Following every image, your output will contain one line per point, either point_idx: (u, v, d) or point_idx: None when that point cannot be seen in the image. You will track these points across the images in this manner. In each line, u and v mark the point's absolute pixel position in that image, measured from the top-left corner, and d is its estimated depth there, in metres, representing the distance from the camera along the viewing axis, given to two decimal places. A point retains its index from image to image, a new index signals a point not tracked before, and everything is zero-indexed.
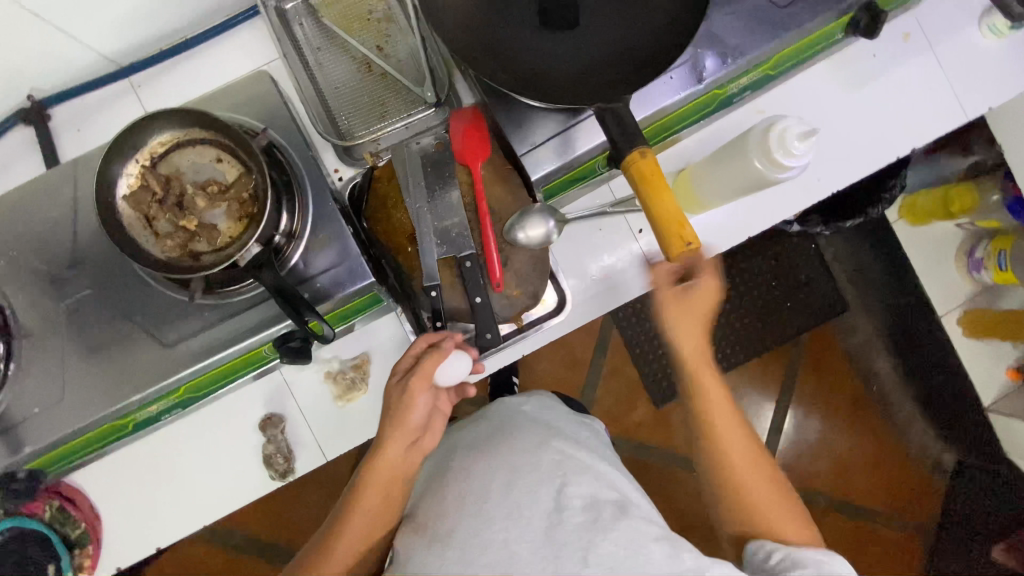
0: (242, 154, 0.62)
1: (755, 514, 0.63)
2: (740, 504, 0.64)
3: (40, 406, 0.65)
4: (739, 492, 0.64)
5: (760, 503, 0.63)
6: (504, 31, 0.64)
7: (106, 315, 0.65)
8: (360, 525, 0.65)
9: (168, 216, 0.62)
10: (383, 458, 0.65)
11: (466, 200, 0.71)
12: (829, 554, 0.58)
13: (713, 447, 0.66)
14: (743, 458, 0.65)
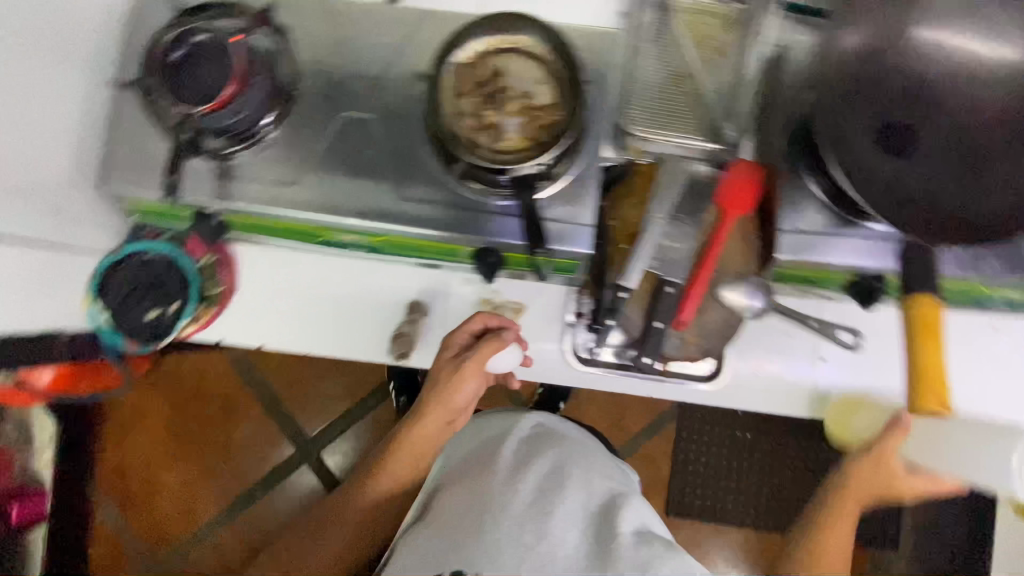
0: (564, 88, 0.65)
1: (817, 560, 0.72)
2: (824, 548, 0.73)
3: (270, 178, 0.70)
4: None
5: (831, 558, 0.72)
6: (855, 122, 0.64)
7: (368, 141, 0.70)
8: (401, 465, 0.80)
9: (476, 100, 0.66)
10: (400, 466, 0.80)
11: (702, 237, 0.71)
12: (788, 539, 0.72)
13: (846, 516, 0.73)
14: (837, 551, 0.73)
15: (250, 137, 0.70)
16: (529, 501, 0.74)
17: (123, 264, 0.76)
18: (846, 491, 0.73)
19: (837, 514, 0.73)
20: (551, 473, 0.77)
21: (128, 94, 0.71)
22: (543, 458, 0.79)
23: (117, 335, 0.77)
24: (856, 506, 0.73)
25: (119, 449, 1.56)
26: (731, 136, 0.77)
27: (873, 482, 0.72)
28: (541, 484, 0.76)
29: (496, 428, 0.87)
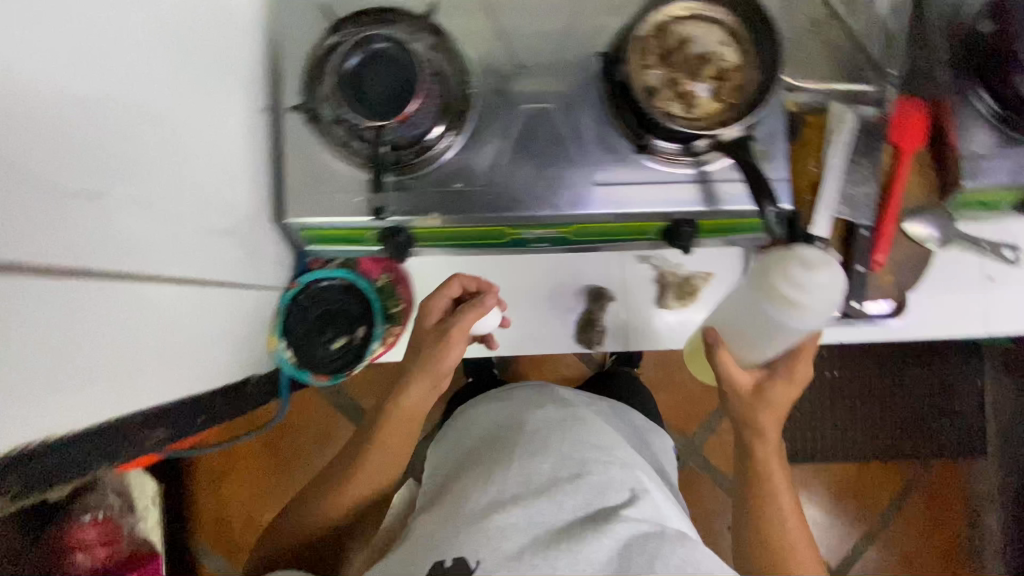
0: (750, 48, 0.66)
1: (757, 511, 0.65)
2: (768, 509, 0.64)
3: (462, 183, 0.69)
4: (776, 503, 0.64)
5: (790, 530, 0.64)
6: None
7: (551, 133, 0.69)
8: (399, 448, 0.75)
9: (664, 70, 0.65)
10: (385, 443, 0.74)
11: (881, 178, 0.74)
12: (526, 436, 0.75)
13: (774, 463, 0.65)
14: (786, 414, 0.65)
15: (433, 146, 0.68)
16: (539, 486, 0.70)
17: (302, 297, 0.75)
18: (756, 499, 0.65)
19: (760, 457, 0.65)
20: (568, 466, 0.72)
21: (289, 117, 0.68)
22: (559, 448, 0.74)
23: (303, 370, 0.75)
24: (763, 471, 0.65)
25: (215, 496, 1.50)
26: (893, 73, 0.77)
27: (773, 427, 0.64)
28: (558, 473, 0.71)
29: (509, 415, 0.83)
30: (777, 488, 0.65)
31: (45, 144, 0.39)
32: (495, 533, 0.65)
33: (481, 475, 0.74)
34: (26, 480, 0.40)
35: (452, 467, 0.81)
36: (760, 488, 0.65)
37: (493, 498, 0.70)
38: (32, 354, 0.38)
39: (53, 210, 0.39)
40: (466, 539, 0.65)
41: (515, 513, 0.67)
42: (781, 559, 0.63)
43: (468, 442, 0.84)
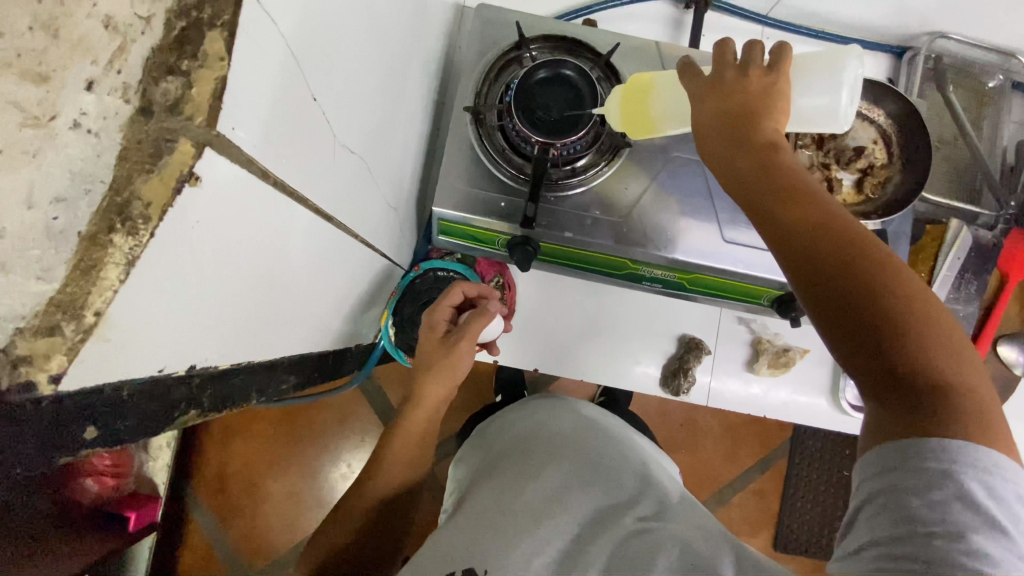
0: (897, 151, 0.70)
1: (883, 340, 0.40)
2: (885, 350, 0.40)
3: (599, 210, 0.72)
4: (881, 267, 0.42)
5: (928, 365, 0.39)
6: None
7: (696, 184, 0.72)
8: (410, 452, 0.73)
9: (816, 153, 0.69)
10: (400, 446, 0.73)
11: (984, 299, 0.78)
12: (550, 442, 0.73)
13: (881, 326, 0.40)
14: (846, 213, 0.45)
15: (582, 171, 0.71)
16: (550, 494, 0.64)
17: (416, 281, 0.77)
18: (878, 333, 0.40)
19: (872, 312, 0.41)
20: (582, 473, 0.67)
21: (457, 113, 0.72)
22: (572, 460, 0.69)
23: (400, 350, 0.77)
24: (897, 318, 0.40)
25: (221, 450, 1.47)
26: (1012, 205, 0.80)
27: (907, 274, 0.42)
28: (568, 481, 0.66)
29: (529, 421, 0.79)
30: (919, 318, 0.40)
31: (350, 102, 0.41)
32: (518, 547, 0.59)
33: (497, 482, 0.68)
34: (216, 398, 0.40)
35: (467, 485, 0.75)
36: (869, 334, 0.41)
37: (506, 507, 0.64)
38: (277, 283, 0.40)
39: (341, 165, 0.41)
40: (482, 549, 0.60)
41: (528, 524, 0.61)
42: (937, 340, 0.40)
43: (480, 454, 0.79)
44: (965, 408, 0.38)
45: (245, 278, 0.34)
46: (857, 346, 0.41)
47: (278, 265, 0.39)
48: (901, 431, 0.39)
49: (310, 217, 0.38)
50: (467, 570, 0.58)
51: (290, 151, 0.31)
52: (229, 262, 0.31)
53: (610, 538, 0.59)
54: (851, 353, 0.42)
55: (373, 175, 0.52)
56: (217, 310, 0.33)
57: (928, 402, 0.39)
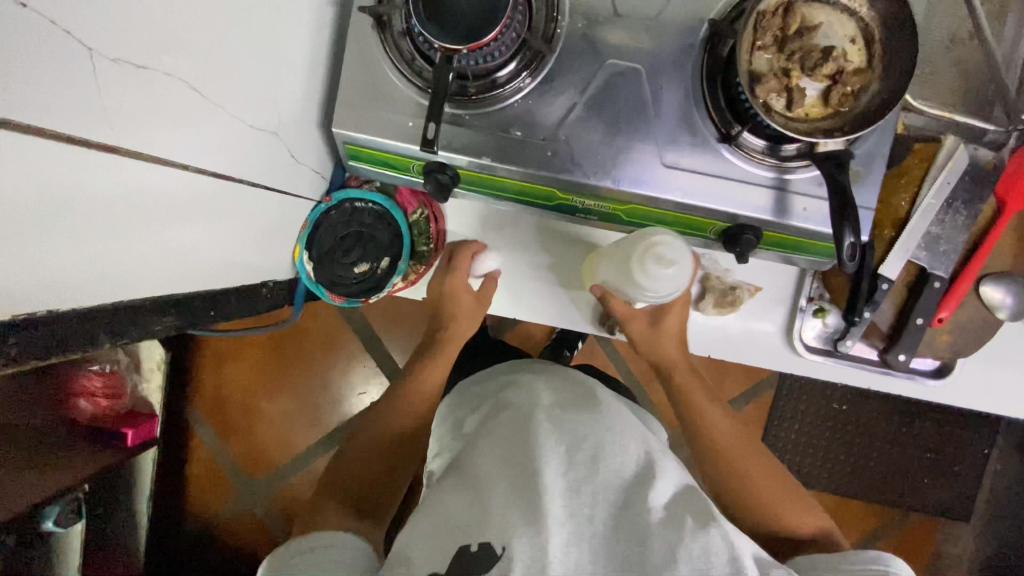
0: (879, 52, 0.57)
1: (733, 483, 0.69)
2: (734, 486, 0.69)
3: (522, 131, 0.64)
4: (721, 443, 0.71)
5: (757, 484, 0.68)
6: None
7: (635, 98, 0.62)
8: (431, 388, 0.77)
9: (776, 56, 0.58)
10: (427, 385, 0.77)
11: (973, 231, 0.67)
12: (549, 407, 0.65)
13: (727, 473, 0.69)
14: (722, 423, 0.72)
15: (500, 84, 0.62)
16: (558, 472, 0.58)
17: (332, 214, 0.72)
18: (728, 478, 0.69)
19: (727, 463, 0.70)
20: (585, 446, 0.60)
21: (357, 17, 0.62)
22: (573, 424, 0.62)
23: (321, 286, 0.73)
24: (737, 476, 0.69)
25: (215, 372, 1.54)
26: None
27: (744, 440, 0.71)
28: (575, 458, 0.59)
29: (520, 380, 0.72)
30: (749, 469, 0.69)
31: (125, 9, 0.34)
32: (530, 524, 0.53)
33: (493, 448, 0.62)
34: (35, 345, 0.39)
35: (452, 451, 0.68)
36: (719, 478, 0.70)
37: (510, 480, 0.58)
38: (62, 228, 0.37)
39: (115, 86, 0.36)
40: (491, 519, 0.54)
41: (535, 499, 0.55)
42: (781, 508, 0.66)
43: (463, 415, 0.72)
44: (761, 508, 0.67)
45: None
46: (717, 481, 0.70)
47: (52, 204, 0.35)
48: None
49: (72, 148, 0.34)
50: (485, 544, 0.53)
51: None
52: None
53: (621, 519, 0.56)
54: (710, 479, 0.71)
55: (209, 95, 0.45)
56: None
57: (738, 508, 0.68)
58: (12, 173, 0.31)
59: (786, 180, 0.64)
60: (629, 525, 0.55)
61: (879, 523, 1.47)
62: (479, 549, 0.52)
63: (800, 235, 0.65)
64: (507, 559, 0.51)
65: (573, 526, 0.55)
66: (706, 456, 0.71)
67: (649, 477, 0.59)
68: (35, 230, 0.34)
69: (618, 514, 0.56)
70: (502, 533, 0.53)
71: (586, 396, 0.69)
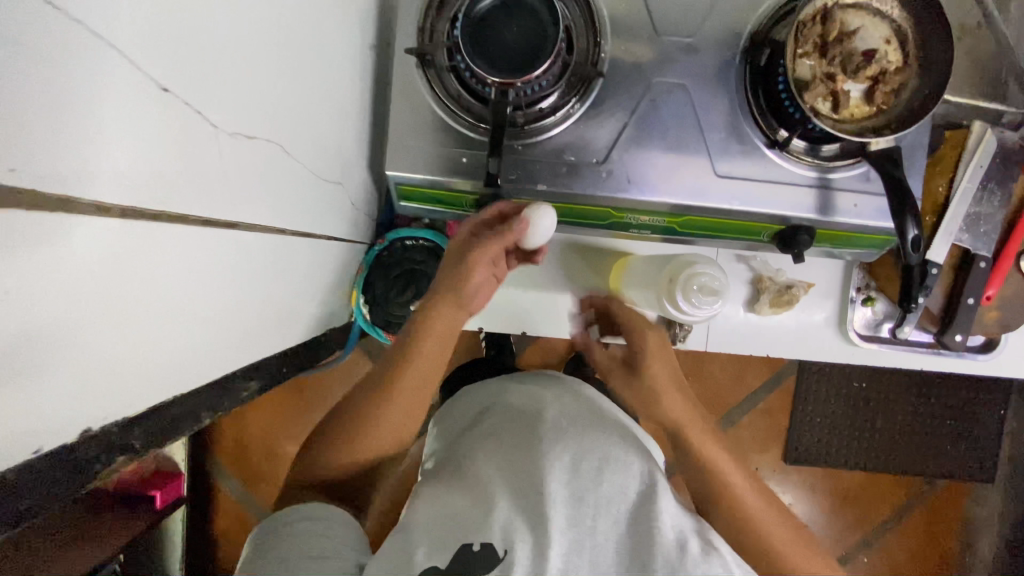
0: (915, 49, 0.59)
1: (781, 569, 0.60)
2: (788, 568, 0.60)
3: (574, 156, 0.64)
4: (730, 493, 0.62)
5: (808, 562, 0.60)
6: None
7: (682, 114, 0.64)
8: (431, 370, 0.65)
9: (817, 63, 0.60)
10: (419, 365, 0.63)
11: (1009, 209, 0.69)
12: (552, 416, 0.65)
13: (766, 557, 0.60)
14: (708, 434, 0.65)
15: (548, 110, 0.62)
16: (561, 484, 0.58)
17: (383, 253, 0.72)
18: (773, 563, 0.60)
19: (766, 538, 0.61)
20: (591, 457, 0.60)
21: (401, 58, 0.62)
22: (580, 435, 0.63)
23: (377, 327, 0.73)
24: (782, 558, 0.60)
25: (235, 421, 1.49)
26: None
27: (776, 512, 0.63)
28: (580, 469, 0.59)
29: (523, 387, 0.72)
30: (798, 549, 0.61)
31: (237, 83, 0.34)
32: (533, 531, 0.55)
33: (495, 454, 0.63)
34: (152, 436, 0.37)
35: (450, 448, 0.69)
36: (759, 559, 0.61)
37: (514, 487, 0.59)
38: (181, 312, 0.35)
39: (236, 161, 0.35)
40: (494, 520, 0.55)
41: (539, 506, 0.56)
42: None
43: (466, 416, 0.72)
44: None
45: (129, 318, 0.30)
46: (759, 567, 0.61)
47: (180, 288, 0.34)
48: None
49: (196, 228, 0.33)
50: (486, 546, 0.54)
51: (131, 166, 0.26)
52: (74, 311, 0.25)
53: (619, 530, 0.56)
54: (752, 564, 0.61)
55: (293, 154, 0.45)
56: (98, 363, 0.28)
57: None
58: (149, 267, 0.30)
59: (835, 178, 0.65)
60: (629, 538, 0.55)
61: (910, 494, 1.51)
62: (483, 548, 0.53)
63: (855, 230, 0.66)
64: (507, 562, 0.53)
65: (570, 531, 0.55)
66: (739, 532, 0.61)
67: (651, 482, 0.59)
68: (165, 315, 0.33)
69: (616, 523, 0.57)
70: (504, 535, 0.54)
71: (589, 403, 0.69)
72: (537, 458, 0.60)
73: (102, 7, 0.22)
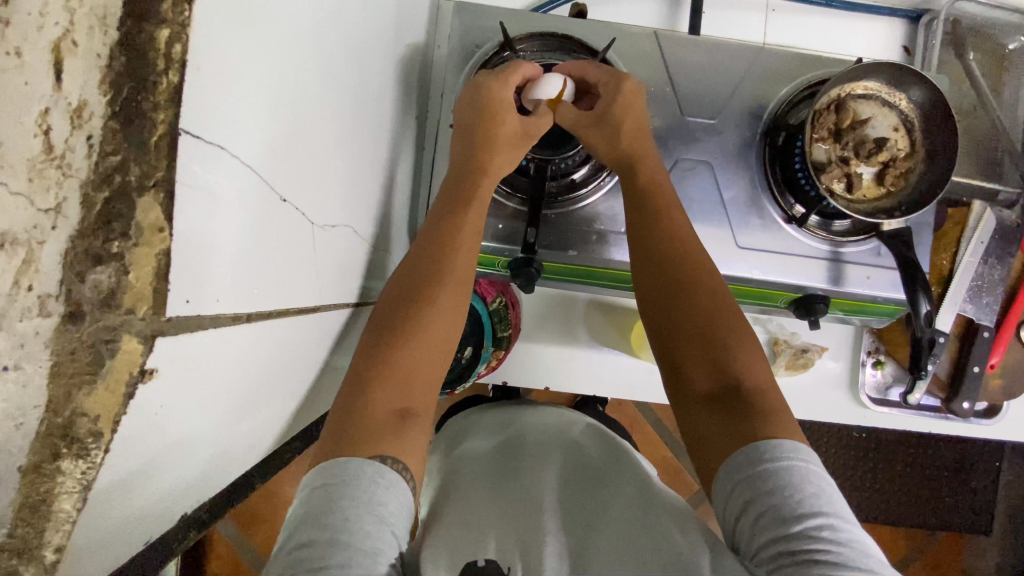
0: (921, 137, 0.65)
1: (753, 423, 0.47)
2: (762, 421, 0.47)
3: (603, 225, 0.67)
4: (734, 378, 0.51)
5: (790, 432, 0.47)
6: None
7: (706, 188, 0.68)
8: (450, 319, 0.53)
9: (833, 146, 0.64)
10: (441, 311, 0.53)
11: (1008, 282, 0.74)
12: (545, 442, 0.68)
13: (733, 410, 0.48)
14: (717, 315, 0.53)
15: (577, 186, 0.67)
16: (548, 498, 0.58)
17: None
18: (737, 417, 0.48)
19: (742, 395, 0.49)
20: (581, 478, 0.62)
21: (442, 129, 0.66)
22: (571, 460, 0.64)
23: None
24: (758, 410, 0.48)
25: None
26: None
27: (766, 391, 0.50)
28: (569, 487, 0.60)
29: (516, 421, 0.74)
30: (775, 411, 0.48)
31: (324, 181, 0.36)
32: (527, 547, 0.53)
33: (482, 475, 0.63)
34: (215, 509, 0.37)
35: (439, 476, 0.67)
36: (729, 417, 0.48)
37: (504, 508, 0.58)
38: (264, 392, 0.37)
39: (321, 251, 0.38)
40: (489, 540, 0.54)
41: (530, 522, 0.55)
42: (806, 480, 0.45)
43: (455, 442, 0.72)
44: (773, 424, 0.47)
45: (230, 406, 0.31)
46: (724, 428, 0.48)
47: (268, 374, 0.36)
48: (732, 450, 0.47)
49: (292, 316, 0.35)
50: (491, 561, 0.51)
51: (251, 270, 0.27)
52: (220, 379, 0.28)
53: (610, 541, 0.53)
54: (714, 436, 0.49)
55: (356, 229, 0.47)
56: (200, 453, 0.30)
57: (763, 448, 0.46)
58: (274, 334, 0.33)
59: (849, 252, 0.69)
60: (625, 547, 0.52)
61: (910, 546, 1.51)
62: (487, 564, 0.51)
63: (868, 301, 0.70)
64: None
65: (557, 550, 0.53)
66: (710, 403, 0.50)
67: (640, 495, 0.58)
68: (255, 400, 0.35)
69: (604, 533, 0.54)
70: (502, 555, 0.52)
71: (578, 431, 0.71)
72: (528, 480, 0.61)
73: (248, 145, 0.25)
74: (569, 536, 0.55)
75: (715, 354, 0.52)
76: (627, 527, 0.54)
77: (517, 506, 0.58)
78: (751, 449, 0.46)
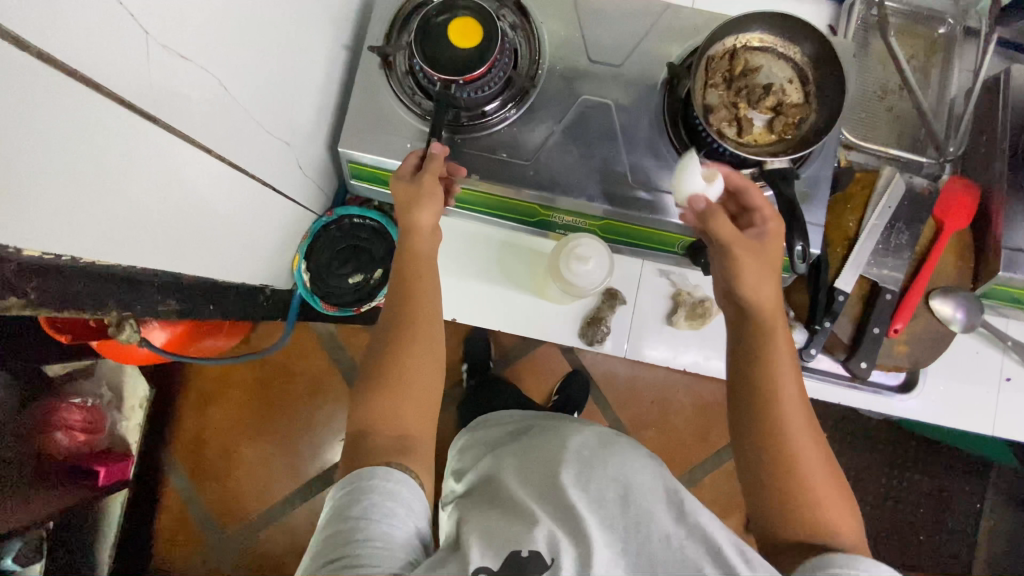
0: (814, 89, 0.67)
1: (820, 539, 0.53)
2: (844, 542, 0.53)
3: (506, 154, 0.71)
4: (814, 496, 0.54)
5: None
6: None
7: (605, 125, 0.71)
8: (428, 383, 0.64)
9: (725, 92, 0.67)
10: (412, 363, 0.63)
11: (917, 251, 0.74)
12: (585, 455, 0.68)
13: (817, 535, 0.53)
14: (817, 458, 0.56)
15: (483, 114, 0.70)
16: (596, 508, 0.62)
17: (332, 228, 0.79)
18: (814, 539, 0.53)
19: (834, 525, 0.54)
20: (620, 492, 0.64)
21: (365, 55, 0.72)
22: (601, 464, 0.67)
23: (316, 296, 0.79)
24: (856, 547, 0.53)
25: (196, 418, 1.46)
26: (952, 151, 0.78)
27: (853, 526, 0.55)
28: (612, 497, 0.63)
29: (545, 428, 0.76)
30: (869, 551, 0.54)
31: (189, 15, 0.42)
32: (576, 542, 0.58)
33: (524, 482, 0.67)
34: (48, 293, 0.41)
35: (478, 484, 0.73)
36: (805, 535, 0.54)
37: (547, 504, 0.63)
38: (94, 184, 0.40)
39: (166, 72, 0.42)
40: (537, 530, 0.59)
41: (575, 521, 0.60)
42: None
43: (488, 444, 0.78)
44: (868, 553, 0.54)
45: (37, 165, 0.35)
46: (790, 534, 0.54)
47: (91, 155, 0.39)
48: (816, 556, 0.51)
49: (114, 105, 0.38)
50: (533, 550, 0.57)
51: (51, 21, 0.31)
52: None
53: (649, 552, 0.58)
54: (796, 548, 0.54)
55: (238, 99, 0.53)
56: (8, 196, 0.33)
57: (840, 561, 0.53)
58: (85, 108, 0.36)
59: None
60: (661, 555, 0.57)
61: None
62: (530, 555, 0.57)
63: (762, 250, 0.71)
64: (556, 568, 0.56)
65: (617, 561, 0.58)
66: (778, 507, 0.55)
67: (672, 504, 0.62)
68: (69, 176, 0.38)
69: (639, 533, 0.60)
70: (548, 546, 0.58)
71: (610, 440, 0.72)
72: (580, 485, 0.64)
73: None
74: (627, 553, 0.59)
75: (829, 489, 0.55)
76: (650, 532, 0.59)
77: (558, 508, 0.62)
78: (825, 556, 0.50)
